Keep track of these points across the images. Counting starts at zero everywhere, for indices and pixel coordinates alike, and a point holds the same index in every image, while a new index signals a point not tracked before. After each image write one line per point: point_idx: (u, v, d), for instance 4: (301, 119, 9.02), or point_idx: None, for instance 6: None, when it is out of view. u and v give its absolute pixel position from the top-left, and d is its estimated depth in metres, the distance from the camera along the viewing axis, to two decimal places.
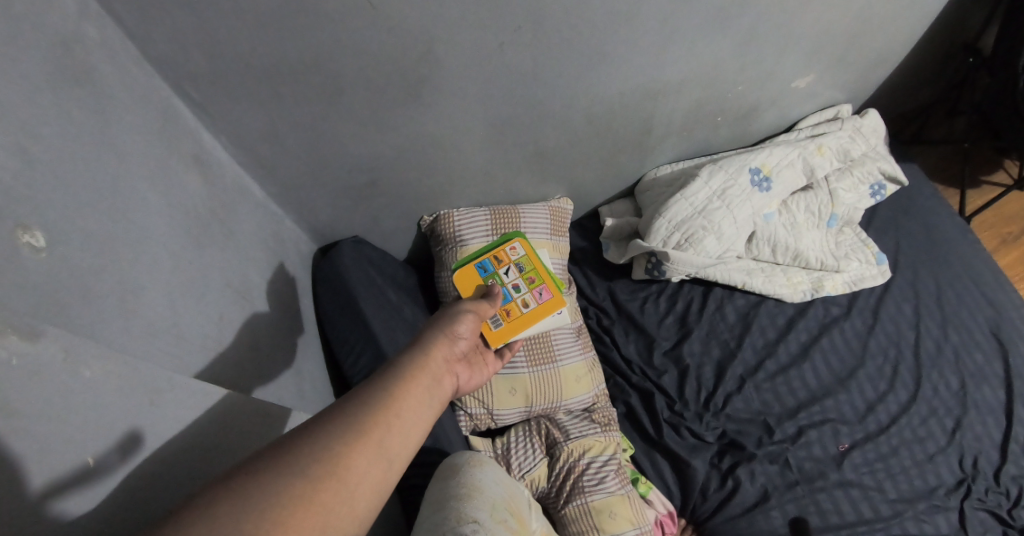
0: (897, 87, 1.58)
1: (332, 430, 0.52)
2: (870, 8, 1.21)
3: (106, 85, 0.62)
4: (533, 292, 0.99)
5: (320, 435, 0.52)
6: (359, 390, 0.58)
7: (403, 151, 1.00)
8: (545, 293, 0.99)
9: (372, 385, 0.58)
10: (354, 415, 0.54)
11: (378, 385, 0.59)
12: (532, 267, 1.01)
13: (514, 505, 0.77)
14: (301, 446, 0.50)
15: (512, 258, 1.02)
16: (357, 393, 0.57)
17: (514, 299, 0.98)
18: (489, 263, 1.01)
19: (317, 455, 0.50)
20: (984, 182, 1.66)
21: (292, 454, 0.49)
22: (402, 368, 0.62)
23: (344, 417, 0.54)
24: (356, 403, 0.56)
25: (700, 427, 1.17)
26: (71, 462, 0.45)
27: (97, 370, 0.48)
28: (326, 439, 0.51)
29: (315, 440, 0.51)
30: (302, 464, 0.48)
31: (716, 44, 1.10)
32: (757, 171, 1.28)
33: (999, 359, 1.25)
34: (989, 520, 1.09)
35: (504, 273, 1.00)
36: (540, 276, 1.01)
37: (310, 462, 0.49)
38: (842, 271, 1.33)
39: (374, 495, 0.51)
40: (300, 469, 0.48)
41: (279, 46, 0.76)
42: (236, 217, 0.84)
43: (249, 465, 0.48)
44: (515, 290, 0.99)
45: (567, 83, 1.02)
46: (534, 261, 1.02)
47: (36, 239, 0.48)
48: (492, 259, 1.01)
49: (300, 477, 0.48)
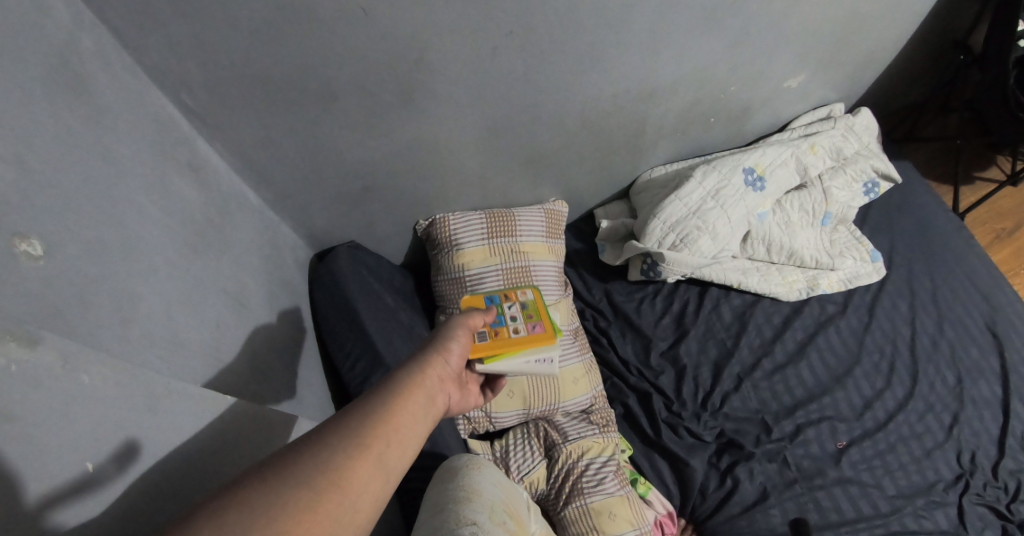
0: (888, 85, 1.59)
1: (335, 440, 0.53)
2: (859, 8, 1.23)
3: (101, 93, 0.63)
4: (528, 322, 0.89)
5: (322, 446, 0.52)
6: (360, 402, 0.58)
7: (398, 156, 1.01)
8: (540, 327, 0.89)
9: (371, 397, 0.59)
10: (355, 426, 0.54)
11: (376, 397, 0.59)
12: (536, 308, 0.93)
13: (513, 507, 0.77)
14: (305, 456, 0.50)
15: (521, 297, 0.95)
16: (357, 404, 0.57)
17: (506, 324, 0.88)
18: (496, 296, 0.95)
19: (321, 465, 0.50)
20: (977, 178, 1.67)
21: (297, 464, 0.49)
22: (399, 379, 0.62)
23: (344, 428, 0.54)
24: (356, 414, 0.56)
25: (698, 427, 1.17)
26: (70, 470, 0.45)
27: (97, 378, 0.49)
28: (329, 450, 0.51)
29: (318, 450, 0.51)
30: (306, 475, 0.49)
31: (708, 45, 1.10)
32: (750, 171, 1.29)
33: (995, 354, 1.26)
34: (988, 515, 1.09)
35: (507, 306, 0.92)
36: (541, 315, 0.91)
37: (314, 472, 0.49)
38: (837, 269, 1.33)
39: (373, 505, 0.52)
40: (304, 478, 0.49)
41: (273, 55, 0.77)
42: (233, 224, 0.85)
43: (254, 473, 0.48)
44: (511, 318, 0.89)
45: (560, 86, 1.03)
46: (542, 307, 0.94)
47: (34, 247, 0.49)
48: (501, 295, 0.95)
49: (305, 486, 0.48)
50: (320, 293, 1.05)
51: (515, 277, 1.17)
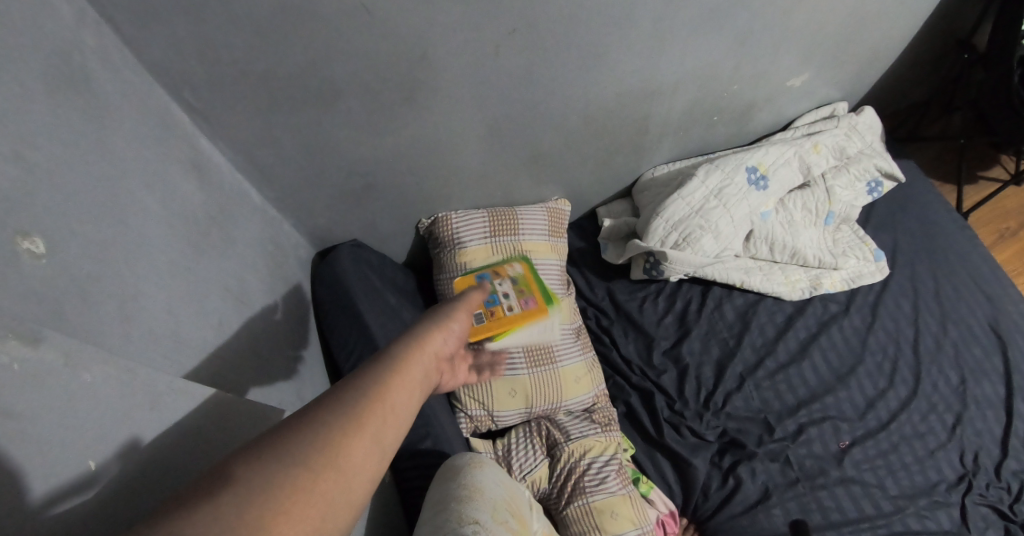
0: (892, 83, 1.59)
1: (330, 415, 0.48)
2: (863, 7, 1.22)
3: (104, 91, 0.63)
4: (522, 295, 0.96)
5: (319, 420, 0.48)
6: (355, 373, 0.53)
7: (400, 155, 1.01)
8: (531, 303, 0.95)
9: (367, 366, 0.54)
10: (351, 399, 0.50)
11: (372, 367, 0.54)
12: (526, 282, 0.98)
13: (515, 506, 0.77)
14: (298, 433, 0.46)
15: (510, 274, 1.00)
16: (352, 376, 0.53)
17: (500, 303, 0.93)
18: (487, 275, 1.00)
19: (314, 442, 0.46)
20: (981, 178, 1.66)
21: (290, 441, 0.46)
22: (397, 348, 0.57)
23: (342, 400, 0.50)
24: (352, 385, 0.51)
25: (701, 427, 1.17)
26: (74, 469, 0.45)
27: (100, 376, 0.49)
28: (323, 425, 0.47)
29: (312, 426, 0.47)
30: (298, 453, 0.45)
31: (711, 43, 1.10)
32: (753, 170, 1.28)
33: (998, 354, 1.25)
34: (990, 516, 1.09)
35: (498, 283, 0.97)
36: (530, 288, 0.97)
37: (308, 450, 0.45)
38: (839, 268, 1.33)
39: (370, 482, 0.48)
40: (296, 457, 0.45)
41: (275, 53, 0.77)
42: (235, 223, 0.85)
43: (245, 451, 0.45)
44: (503, 296, 0.94)
45: (563, 85, 1.03)
46: (530, 278, 0.99)
47: (37, 245, 0.49)
48: (491, 273, 1.00)
49: (299, 465, 0.44)
50: (323, 293, 1.05)
51: None
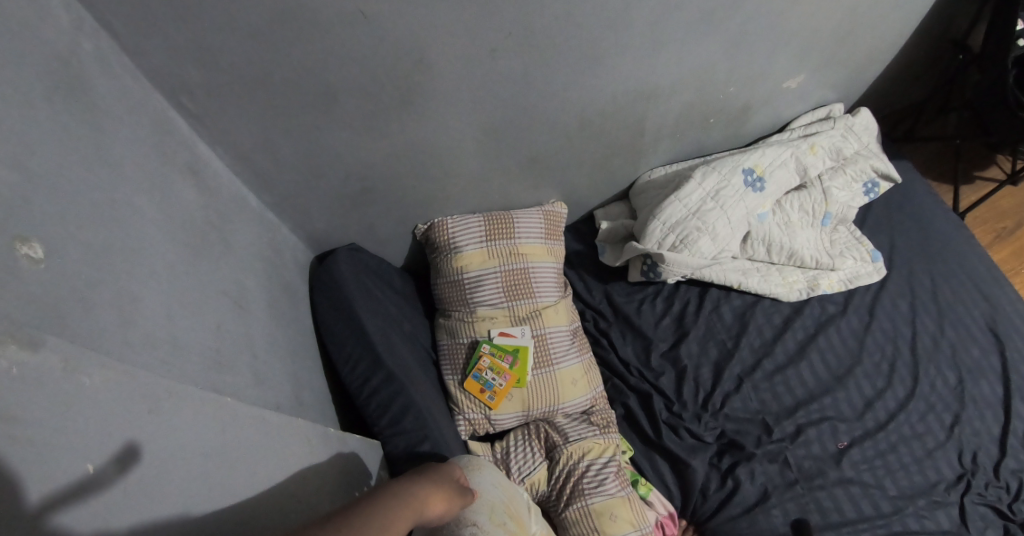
0: (888, 84, 1.59)
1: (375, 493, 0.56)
2: (859, 8, 1.23)
3: (103, 97, 0.63)
4: (501, 371, 1.11)
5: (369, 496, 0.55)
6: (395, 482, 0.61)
7: (398, 159, 1.01)
8: (514, 368, 1.12)
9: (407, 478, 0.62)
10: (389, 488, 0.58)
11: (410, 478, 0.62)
12: (500, 353, 1.13)
13: (514, 508, 0.79)
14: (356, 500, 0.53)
15: (487, 359, 1.12)
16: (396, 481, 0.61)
17: (497, 384, 1.11)
18: (478, 375, 1.12)
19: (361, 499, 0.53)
20: (977, 178, 1.67)
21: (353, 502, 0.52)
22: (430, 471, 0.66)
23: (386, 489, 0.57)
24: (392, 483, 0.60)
25: (699, 428, 1.17)
26: (70, 472, 0.45)
27: (96, 379, 0.48)
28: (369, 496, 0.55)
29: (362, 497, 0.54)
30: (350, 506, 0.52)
31: (708, 45, 1.10)
32: (750, 172, 1.28)
33: (996, 354, 1.25)
34: (989, 515, 1.10)
35: (487, 373, 1.11)
36: (508, 357, 1.12)
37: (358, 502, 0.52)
38: (837, 269, 1.33)
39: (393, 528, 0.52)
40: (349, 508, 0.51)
41: (272, 61, 0.77)
42: (233, 227, 0.85)
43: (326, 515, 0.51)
44: (497, 377, 1.11)
45: (560, 89, 1.03)
46: (502, 345, 1.14)
47: (34, 250, 0.49)
48: (478, 371, 1.12)
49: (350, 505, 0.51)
50: (320, 295, 1.05)
51: (514, 279, 1.17)
